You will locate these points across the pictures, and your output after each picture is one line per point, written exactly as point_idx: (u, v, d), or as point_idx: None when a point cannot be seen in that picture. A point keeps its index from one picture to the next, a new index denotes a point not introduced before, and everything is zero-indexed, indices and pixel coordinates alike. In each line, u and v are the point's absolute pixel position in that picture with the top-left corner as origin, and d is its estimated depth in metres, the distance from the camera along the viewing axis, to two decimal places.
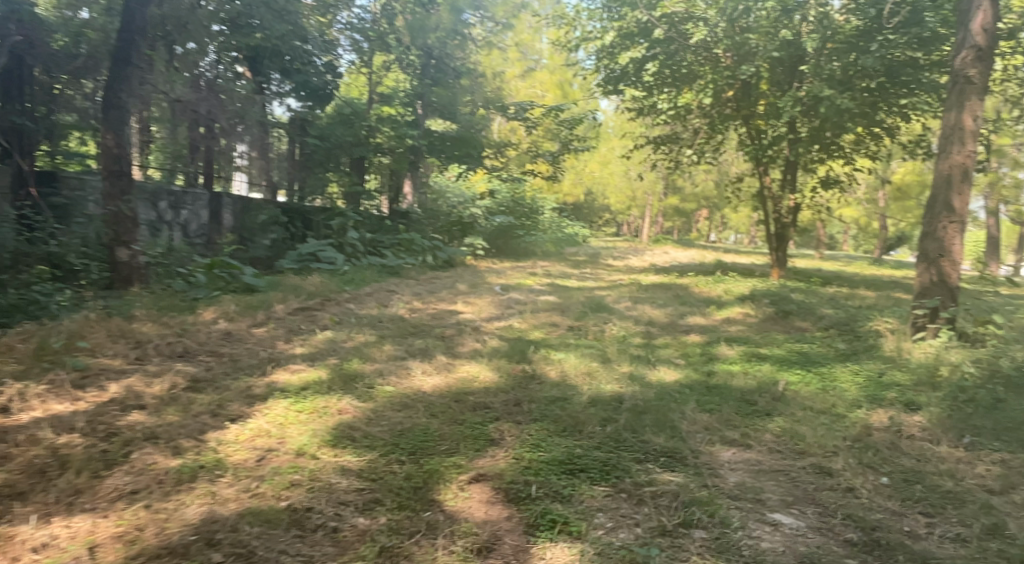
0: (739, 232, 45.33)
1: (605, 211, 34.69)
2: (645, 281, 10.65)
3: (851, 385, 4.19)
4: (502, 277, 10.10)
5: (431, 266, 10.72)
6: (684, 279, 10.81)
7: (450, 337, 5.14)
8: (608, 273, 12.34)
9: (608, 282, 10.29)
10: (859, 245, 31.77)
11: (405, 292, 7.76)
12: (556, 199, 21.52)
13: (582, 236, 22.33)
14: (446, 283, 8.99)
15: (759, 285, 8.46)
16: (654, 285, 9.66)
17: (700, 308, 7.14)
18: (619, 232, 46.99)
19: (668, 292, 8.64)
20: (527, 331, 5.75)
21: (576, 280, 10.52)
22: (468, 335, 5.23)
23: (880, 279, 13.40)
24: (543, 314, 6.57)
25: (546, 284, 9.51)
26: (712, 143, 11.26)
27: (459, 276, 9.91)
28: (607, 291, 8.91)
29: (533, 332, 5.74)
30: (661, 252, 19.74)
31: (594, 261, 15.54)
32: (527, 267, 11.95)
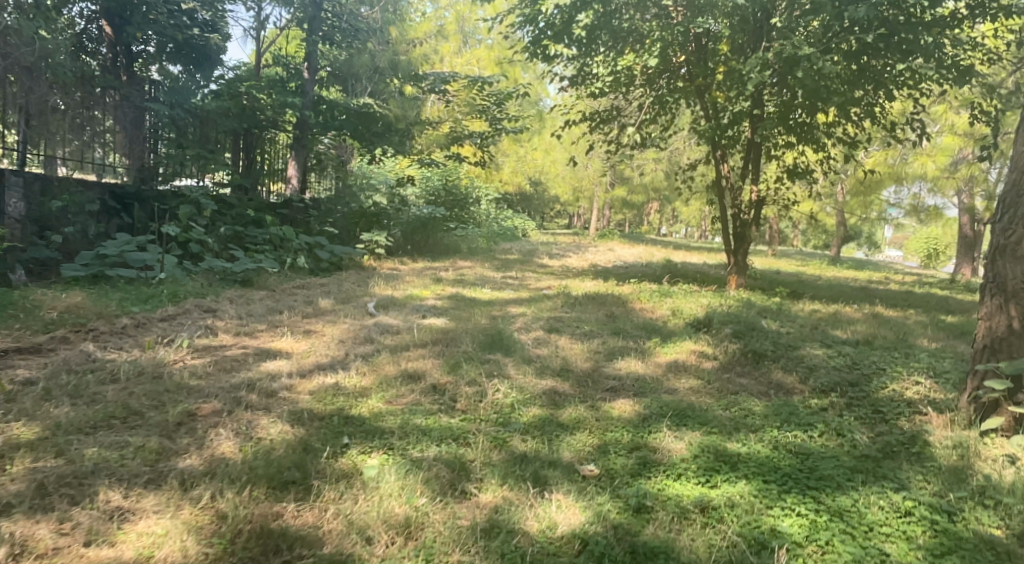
0: (690, 226, 43.79)
1: (552, 203, 32.84)
2: (575, 291, 8.61)
3: (909, 555, 2.21)
4: (393, 286, 7.89)
5: (306, 271, 8.43)
6: (627, 289, 8.76)
7: (190, 423, 2.92)
8: (538, 278, 10.22)
9: (529, 294, 8.18)
10: (810, 240, 30.53)
11: (227, 315, 5.51)
12: (492, 188, 19.26)
13: (521, 230, 20.26)
14: (308, 298, 6.74)
15: (717, 303, 6.44)
16: (587, 299, 7.60)
17: (639, 343, 5.02)
18: (569, 224, 44.99)
19: (600, 311, 6.56)
20: (355, 398, 3.55)
21: (491, 289, 8.38)
22: (229, 417, 3.03)
23: (851, 286, 11.62)
24: (402, 360, 4.35)
25: (445, 297, 7.33)
26: (664, 116, 9.18)
27: (335, 285, 7.64)
28: (522, 309, 6.75)
29: (365, 397, 3.57)
30: (606, 249, 17.67)
31: (526, 260, 13.37)
32: (436, 272, 9.78)
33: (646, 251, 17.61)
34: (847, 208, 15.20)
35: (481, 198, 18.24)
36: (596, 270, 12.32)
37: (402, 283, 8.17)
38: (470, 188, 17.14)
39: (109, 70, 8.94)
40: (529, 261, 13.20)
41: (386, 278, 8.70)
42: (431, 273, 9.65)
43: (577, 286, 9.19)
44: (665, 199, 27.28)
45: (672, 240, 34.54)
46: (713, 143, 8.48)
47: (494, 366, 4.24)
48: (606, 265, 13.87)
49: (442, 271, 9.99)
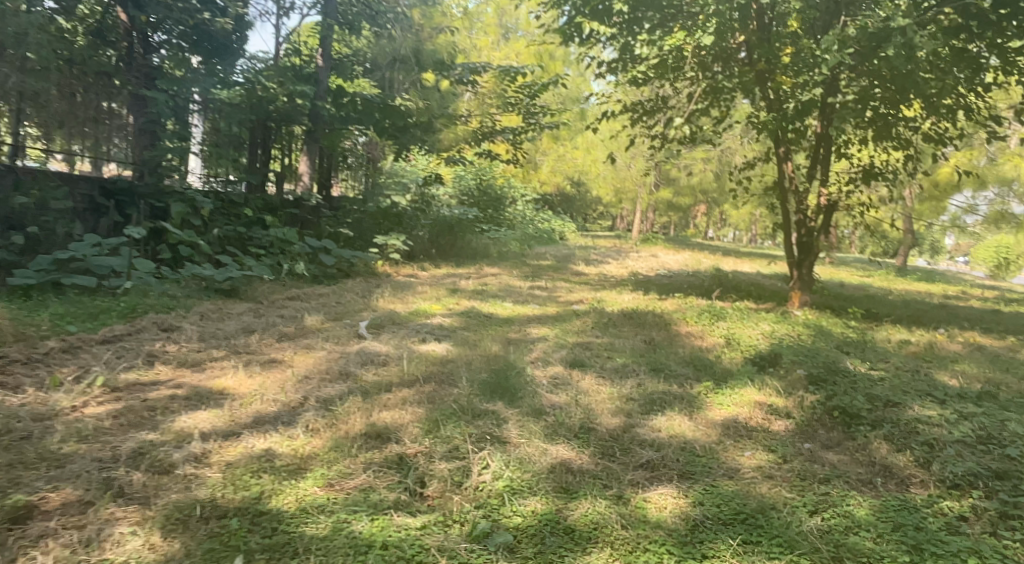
0: (738, 228, 42.17)
1: (593, 204, 31.79)
2: (610, 307, 7.53)
3: None
4: (401, 298, 6.92)
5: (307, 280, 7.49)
6: (673, 306, 7.61)
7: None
8: (570, 289, 9.12)
9: (557, 310, 7.11)
10: (868, 246, 28.72)
11: (186, 335, 4.61)
12: (528, 188, 18.25)
13: (558, 232, 19.22)
14: (296, 313, 5.82)
15: (781, 330, 5.27)
16: (624, 318, 6.51)
17: (686, 387, 3.91)
18: (611, 225, 43.81)
19: (637, 337, 5.46)
20: (283, 481, 2.53)
21: (513, 304, 7.34)
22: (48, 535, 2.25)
23: (928, 303, 10.25)
24: (372, 412, 3.32)
25: (458, 314, 6.32)
26: (719, 106, 8.00)
27: (333, 298, 6.71)
28: (546, 332, 5.69)
29: (294, 479, 2.54)
30: (649, 254, 16.52)
31: (560, 267, 12.30)
32: (455, 281, 8.78)
33: (692, 257, 16.34)
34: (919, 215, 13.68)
35: (516, 198, 17.19)
36: (637, 280, 11.17)
37: (414, 295, 7.20)
38: (504, 188, 16.08)
39: (126, 64, 8.44)
40: (562, 268, 12.12)
41: (397, 287, 7.75)
42: (449, 283, 8.66)
43: (615, 300, 8.08)
44: (713, 201, 25.83)
45: (720, 245, 32.99)
46: (775, 138, 7.32)
47: (493, 424, 3.20)
48: (648, 273, 12.69)
49: (463, 280, 9.00)
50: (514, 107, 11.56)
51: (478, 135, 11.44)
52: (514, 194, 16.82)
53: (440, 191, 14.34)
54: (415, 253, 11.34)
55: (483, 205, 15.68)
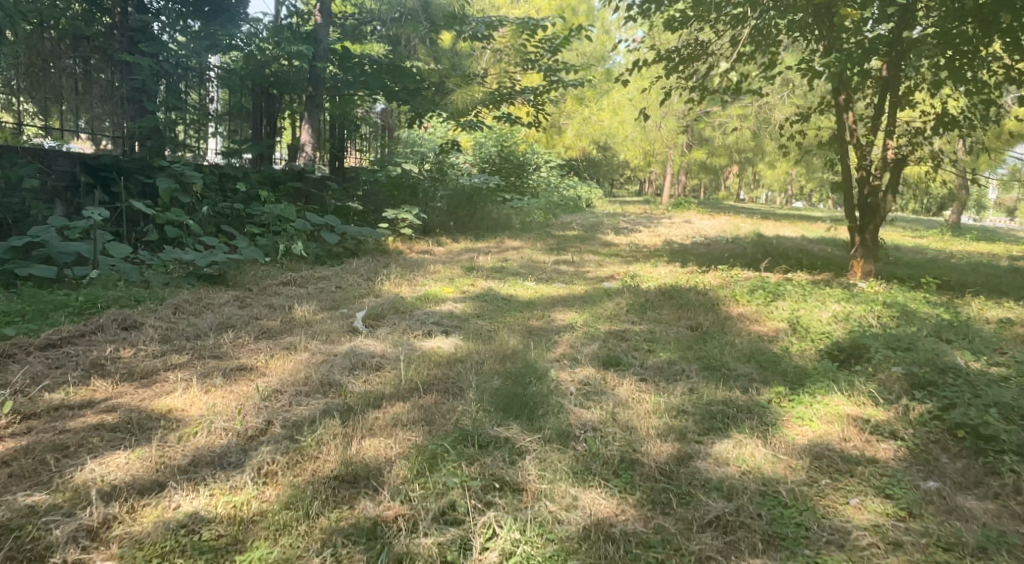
0: (772, 190, 40.71)
1: (621, 168, 30.83)
2: (644, 282, 6.72)
3: None
4: (410, 281, 6.15)
5: (308, 261, 6.75)
6: (718, 280, 6.75)
7: None
8: (599, 262, 8.29)
9: (586, 289, 6.30)
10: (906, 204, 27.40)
11: (147, 334, 3.90)
12: (552, 154, 17.35)
13: (585, 199, 18.33)
14: (288, 302, 5.10)
15: (856, 311, 4.40)
16: (665, 298, 5.68)
17: (752, 394, 3.10)
18: (639, 191, 42.68)
19: (682, 324, 4.62)
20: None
21: (537, 283, 6.54)
22: None
23: (998, 267, 9.22)
24: (346, 448, 2.58)
25: (472, 298, 5.54)
26: (767, 50, 7.03)
27: (334, 282, 5.98)
28: (574, 318, 4.89)
29: None
30: (681, 220, 15.61)
31: (587, 237, 11.46)
32: (473, 259, 7.99)
33: (728, 222, 15.35)
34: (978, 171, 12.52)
35: (539, 164, 16.29)
36: (672, 249, 10.27)
37: (425, 276, 6.44)
38: (527, 154, 15.21)
39: (115, 28, 7.73)
40: (590, 239, 11.26)
41: (408, 267, 6.99)
42: (466, 260, 7.88)
43: (650, 275, 7.23)
44: (748, 162, 24.59)
45: (754, 207, 31.68)
46: (833, 84, 6.36)
47: (505, 463, 2.48)
48: (682, 241, 11.77)
49: (481, 256, 8.22)
50: (534, 64, 10.62)
51: (496, 96, 10.54)
52: (537, 160, 15.96)
53: (459, 160, 13.49)
54: (431, 227, 10.57)
55: (506, 173, 14.84)
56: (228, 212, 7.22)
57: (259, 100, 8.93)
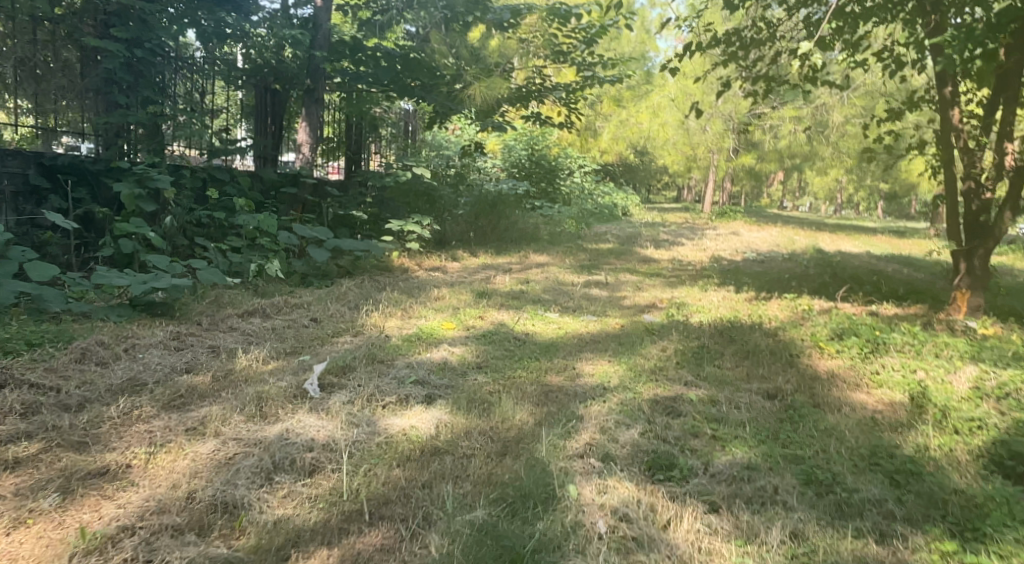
0: (817, 197, 38.91)
1: (660, 172, 29.54)
2: (694, 316, 5.51)
3: None
4: (405, 311, 5.02)
5: (288, 284, 5.57)
6: (786, 315, 5.50)
7: None
8: (639, 286, 7.07)
9: (623, 325, 5.09)
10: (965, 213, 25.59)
11: (10, 399, 2.86)
12: (587, 159, 16.16)
13: (621, 208, 17.10)
14: (241, 342, 4.03)
15: (1009, 382, 3.13)
16: (726, 341, 4.46)
17: (897, 551, 2.08)
18: (677, 197, 41.22)
19: (756, 390, 3.41)
20: None
21: (562, 314, 5.34)
22: None
23: None
24: None
25: (477, 337, 4.37)
26: (848, 32, 5.78)
27: (312, 311, 4.88)
28: (607, 374, 3.70)
29: None
30: (728, 232, 14.30)
31: (623, 251, 10.23)
32: (489, 280, 6.81)
33: (780, 235, 13.95)
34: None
35: (573, 169, 15.10)
36: (721, 268, 9.01)
37: (427, 305, 5.29)
38: (559, 158, 14.06)
39: None
40: (627, 254, 9.99)
41: (409, 291, 5.86)
42: (479, 281, 6.71)
43: (700, 305, 6.00)
44: (798, 168, 23.01)
45: (803, 217, 29.91)
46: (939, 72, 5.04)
47: None
48: (731, 257, 10.45)
49: (499, 276, 7.05)
50: (566, 58, 9.48)
51: (522, 93, 9.41)
52: (570, 165, 14.78)
53: (484, 164, 12.37)
54: (447, 239, 9.44)
55: (536, 178, 13.70)
56: (194, 220, 6.17)
57: (262, 97, 8.29)
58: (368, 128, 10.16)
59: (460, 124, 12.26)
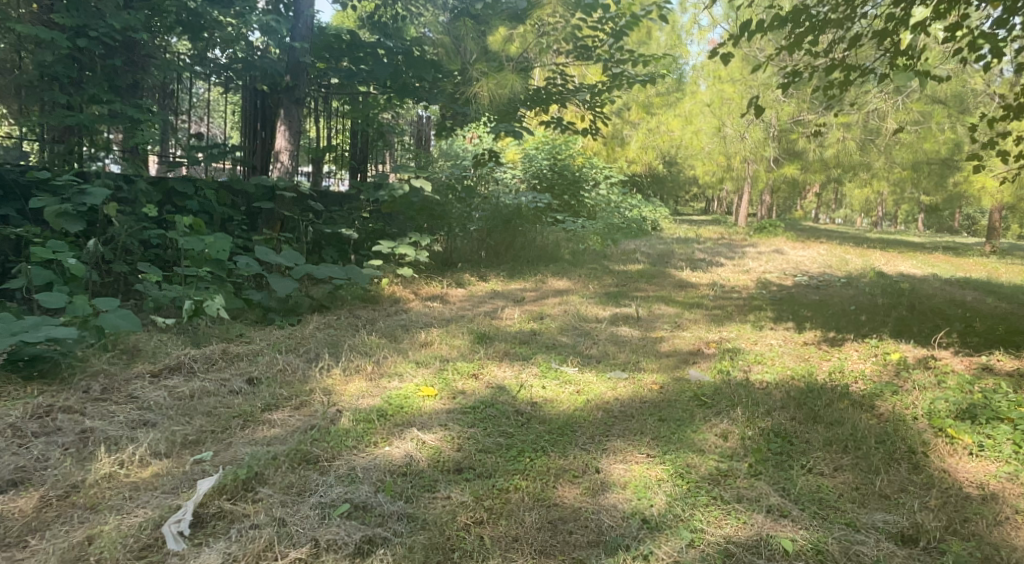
0: (855, 209, 37.22)
1: (689, 183, 28.26)
2: (752, 371, 4.28)
3: None
4: (376, 364, 3.85)
5: (238, 327, 4.42)
6: (871, 374, 4.25)
7: None
8: (677, 323, 5.84)
9: (663, 387, 3.87)
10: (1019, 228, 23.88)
11: None
12: (612, 170, 14.98)
13: (651, 222, 15.87)
14: (132, 425, 2.89)
15: None
16: (812, 425, 3.26)
17: None
18: (707, 208, 39.83)
19: (884, 525, 2.35)
20: None
21: (584, 368, 4.12)
22: None
23: None
24: None
25: (462, 411, 3.18)
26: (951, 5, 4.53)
27: (255, 365, 3.74)
28: (645, 486, 2.51)
29: None
30: (769, 250, 12.99)
31: (656, 273, 9.00)
32: (497, 315, 5.61)
33: (828, 255, 12.59)
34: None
35: (598, 181, 13.92)
36: (770, 296, 7.76)
37: (411, 353, 4.12)
38: (583, 168, 12.90)
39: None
40: (660, 277, 8.75)
41: (394, 329, 4.69)
42: (483, 316, 5.51)
43: (756, 354, 4.76)
44: (841, 179, 21.53)
45: (842, 231, 28.29)
46: None
47: None
48: (780, 280, 9.15)
49: (508, 309, 5.86)
50: (591, 56, 8.31)
51: (540, 94, 8.29)
52: (594, 176, 13.63)
53: (501, 175, 11.23)
54: (453, 260, 8.28)
55: (558, 190, 12.54)
56: (136, 247, 5.09)
57: (248, 100, 7.26)
58: (371, 135, 9.05)
59: (475, 131, 11.12)
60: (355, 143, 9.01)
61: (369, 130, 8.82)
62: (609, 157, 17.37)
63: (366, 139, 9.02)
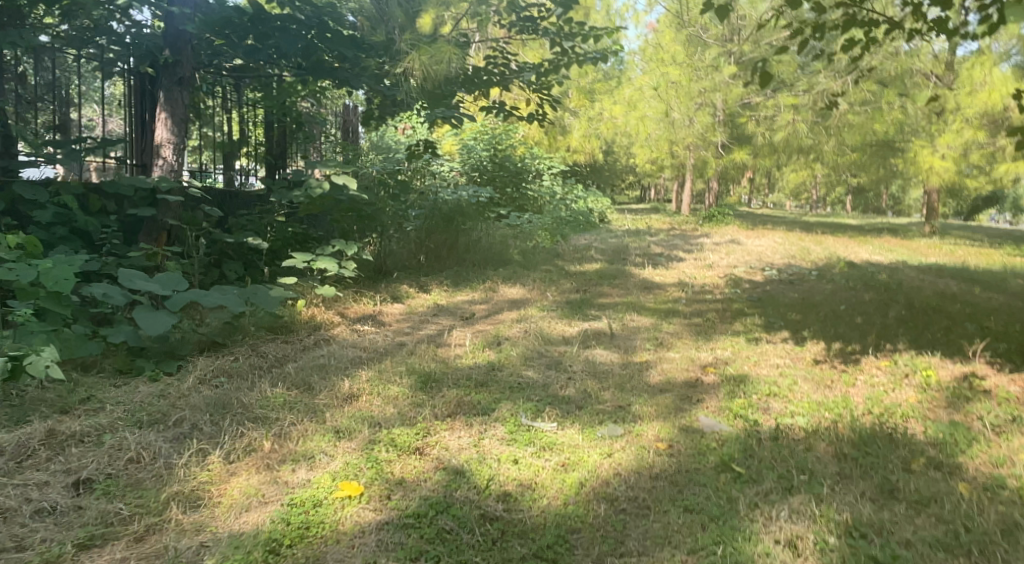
0: (788, 194, 37.51)
1: (626, 172, 27.65)
2: (773, 411, 3.35)
3: None
4: (278, 440, 2.72)
5: (90, 387, 3.23)
6: (923, 409, 3.35)
7: None
8: (659, 341, 4.88)
9: (677, 450, 2.86)
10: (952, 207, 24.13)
11: None
12: (556, 160, 14.05)
13: (597, 214, 15.01)
14: None
15: None
16: (897, 510, 2.33)
17: None
18: (643, 197, 39.51)
19: None
20: None
21: (566, 423, 3.08)
22: None
23: None
24: None
25: (400, 529, 2.17)
26: None
27: (93, 454, 2.58)
28: None
29: None
30: (725, 241, 12.30)
31: (616, 273, 8.09)
32: (443, 342, 4.53)
33: (786, 244, 11.99)
34: (980, 113, 12.39)
35: (541, 172, 12.96)
36: (746, 296, 6.94)
37: (329, 416, 2.99)
38: (525, 159, 11.91)
39: None
40: (621, 277, 7.82)
41: (309, 372, 3.55)
42: (426, 344, 4.43)
43: (768, 384, 3.82)
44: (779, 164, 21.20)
45: (780, 216, 28.24)
46: None
47: None
48: (749, 276, 8.37)
49: (456, 332, 4.79)
50: (534, 29, 7.25)
51: (480, 73, 7.22)
52: (537, 166, 12.67)
53: (438, 168, 10.13)
54: (388, 267, 7.15)
55: (500, 184, 11.51)
56: None
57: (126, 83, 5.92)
58: (287, 125, 7.78)
59: (407, 120, 9.96)
60: (269, 133, 7.73)
61: (284, 120, 7.56)
62: (550, 147, 16.42)
63: (281, 129, 7.74)
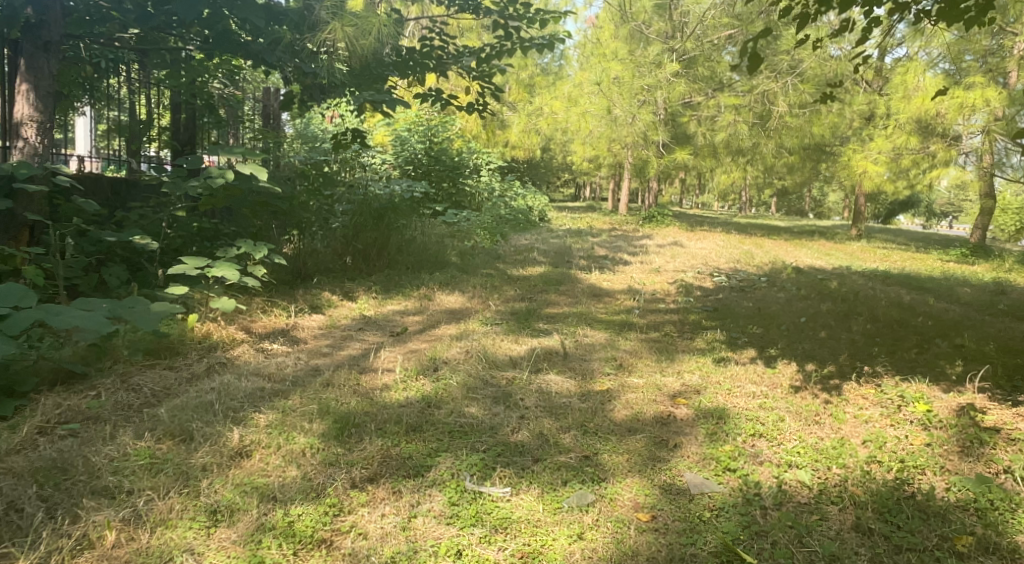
0: (719, 194, 37.98)
1: (562, 168, 27.27)
2: (764, 460, 2.81)
3: None
4: (127, 524, 2.18)
5: None
6: (940, 458, 2.89)
7: None
8: (618, 362, 4.31)
9: (662, 524, 2.34)
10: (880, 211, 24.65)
11: None
12: (494, 154, 13.40)
13: (537, 213, 14.44)
14: None
15: None
16: None
17: None
18: (578, 194, 39.29)
19: None
20: None
21: (522, 487, 2.50)
22: None
23: None
24: None
25: None
26: None
27: None
28: None
29: None
30: (668, 243, 11.90)
31: (561, 278, 7.49)
32: (368, 368, 3.80)
33: (730, 247, 11.69)
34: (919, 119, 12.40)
35: (479, 167, 12.29)
36: (701, 306, 6.45)
37: (206, 486, 2.36)
38: (462, 152, 11.23)
39: None
40: (567, 283, 7.22)
41: (191, 414, 2.82)
42: (348, 372, 3.70)
43: (754, 420, 3.28)
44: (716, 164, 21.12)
45: (714, 217, 28.37)
46: None
47: None
48: (700, 282, 7.91)
49: (383, 354, 4.07)
50: (475, 9, 6.50)
51: (414, 54, 6.48)
52: (474, 161, 12.00)
53: (368, 160, 9.33)
54: (307, 271, 6.35)
55: (435, 179, 10.81)
56: None
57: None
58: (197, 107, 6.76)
59: (335, 107, 9.12)
60: (176, 118, 6.79)
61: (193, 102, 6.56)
62: (488, 141, 15.78)
63: (190, 113, 6.80)
